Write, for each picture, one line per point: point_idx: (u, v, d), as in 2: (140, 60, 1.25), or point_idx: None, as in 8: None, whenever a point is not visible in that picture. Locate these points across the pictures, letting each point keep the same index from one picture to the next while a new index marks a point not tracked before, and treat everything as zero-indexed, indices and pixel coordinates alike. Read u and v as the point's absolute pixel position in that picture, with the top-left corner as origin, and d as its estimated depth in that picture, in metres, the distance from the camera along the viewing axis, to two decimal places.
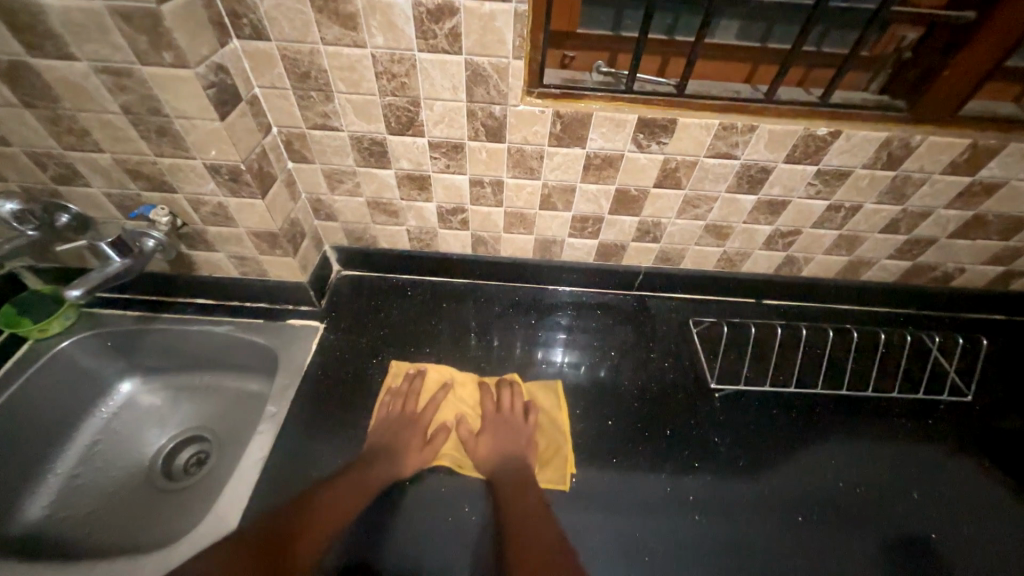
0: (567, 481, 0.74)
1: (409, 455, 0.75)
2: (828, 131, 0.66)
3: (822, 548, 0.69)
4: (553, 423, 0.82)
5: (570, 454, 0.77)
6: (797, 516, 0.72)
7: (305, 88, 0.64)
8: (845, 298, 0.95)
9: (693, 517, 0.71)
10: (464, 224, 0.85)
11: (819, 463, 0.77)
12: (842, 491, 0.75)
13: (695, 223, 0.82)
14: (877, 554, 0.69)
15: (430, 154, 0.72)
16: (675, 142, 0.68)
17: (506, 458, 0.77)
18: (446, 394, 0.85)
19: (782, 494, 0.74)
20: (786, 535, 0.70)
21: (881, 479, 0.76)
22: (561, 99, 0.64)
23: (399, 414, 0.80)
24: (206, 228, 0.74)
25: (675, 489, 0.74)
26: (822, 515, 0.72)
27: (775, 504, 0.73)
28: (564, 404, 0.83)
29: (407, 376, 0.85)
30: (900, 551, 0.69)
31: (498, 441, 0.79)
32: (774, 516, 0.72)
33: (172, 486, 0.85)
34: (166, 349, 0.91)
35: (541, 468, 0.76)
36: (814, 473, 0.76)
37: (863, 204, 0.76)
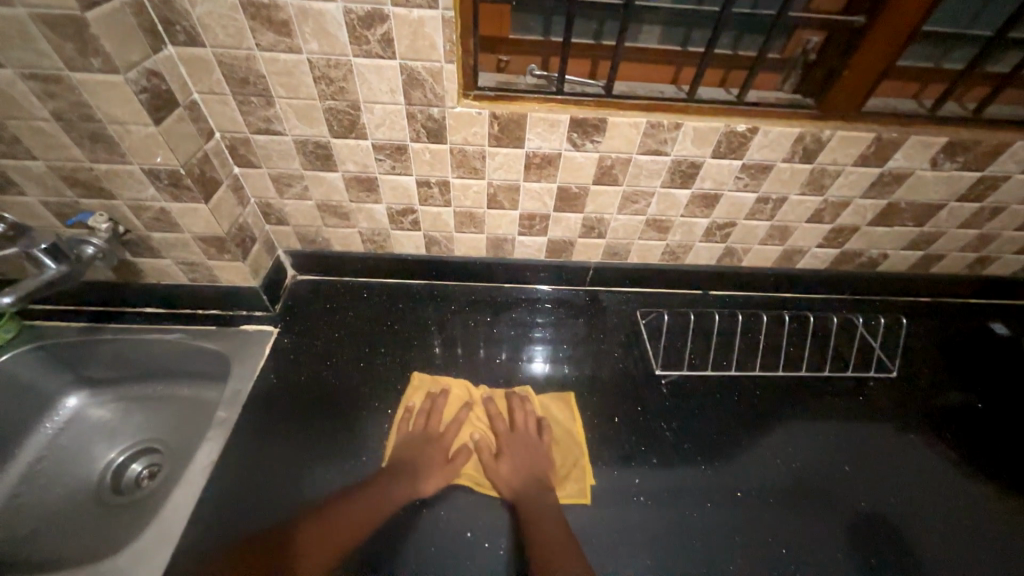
0: (587, 493, 0.74)
1: (426, 475, 0.74)
2: (747, 127, 0.71)
3: (796, 523, 0.74)
4: (570, 437, 0.81)
5: (587, 466, 0.77)
6: (763, 480, 0.78)
7: (245, 93, 0.65)
8: (785, 286, 1.01)
9: (677, 491, 0.75)
10: (415, 224, 0.87)
11: (781, 433, 0.83)
12: (775, 468, 0.79)
13: (636, 218, 0.86)
14: (839, 524, 0.74)
15: (375, 156, 0.74)
16: (608, 141, 0.72)
17: (528, 477, 0.76)
18: (462, 416, 0.84)
19: (725, 477, 0.78)
20: (759, 506, 0.75)
21: (847, 456, 0.81)
22: (496, 100, 0.68)
23: (420, 432, 0.79)
24: (149, 235, 0.74)
25: (657, 512, 0.73)
26: (783, 499, 0.76)
27: (743, 468, 0.79)
28: (578, 416, 0.83)
29: (428, 395, 0.84)
30: (861, 525, 0.74)
31: (518, 460, 0.78)
32: (709, 493, 0.76)
33: (120, 501, 0.83)
34: (117, 360, 0.90)
35: (562, 483, 0.76)
36: (776, 440, 0.82)
37: (788, 195, 0.82)
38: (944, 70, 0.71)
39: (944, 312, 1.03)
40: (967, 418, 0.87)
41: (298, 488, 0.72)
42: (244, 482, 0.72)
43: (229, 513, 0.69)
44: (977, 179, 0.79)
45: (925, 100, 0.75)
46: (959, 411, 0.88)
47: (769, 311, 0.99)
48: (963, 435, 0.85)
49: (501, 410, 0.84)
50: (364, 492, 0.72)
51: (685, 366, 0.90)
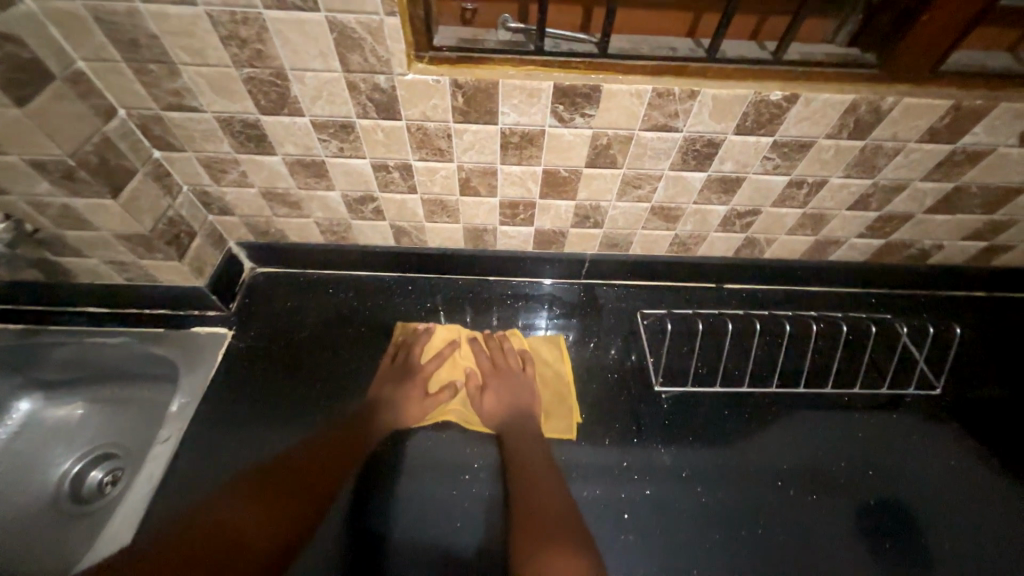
0: (574, 430, 0.73)
1: (408, 408, 0.73)
2: (783, 94, 0.55)
3: (809, 535, 0.66)
4: (557, 375, 0.79)
5: (575, 404, 0.76)
6: (777, 499, 0.68)
7: (140, 59, 0.52)
8: (813, 280, 0.86)
9: (676, 505, 0.67)
10: (378, 214, 0.75)
11: (799, 441, 0.73)
12: (791, 506, 0.68)
13: (639, 206, 0.72)
14: (860, 533, 0.66)
15: (317, 136, 0.61)
16: (603, 114, 0.57)
17: (516, 409, 0.74)
18: (447, 350, 0.81)
19: (731, 516, 0.67)
20: (770, 526, 0.67)
21: (877, 472, 0.71)
22: (458, 65, 0.53)
23: (402, 368, 0.77)
24: (62, 233, 0.63)
25: (649, 526, 0.66)
26: (793, 504, 0.68)
27: (754, 487, 0.69)
28: (566, 356, 0.81)
29: (412, 331, 0.82)
30: (888, 540, 0.66)
31: (505, 391, 0.76)
32: (711, 528, 0.66)
33: (77, 511, 0.78)
34: (65, 362, 0.82)
35: (547, 418, 0.74)
36: (793, 449, 0.72)
37: (828, 178, 0.66)
38: None
39: (1003, 309, 0.88)
40: (1022, 436, 0.75)
41: (280, 441, 0.71)
42: (200, 487, 0.67)
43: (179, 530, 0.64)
44: None
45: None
46: (1012, 428, 0.75)
47: (795, 312, 0.85)
48: (1015, 458, 0.73)
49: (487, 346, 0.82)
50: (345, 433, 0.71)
51: (690, 377, 0.78)
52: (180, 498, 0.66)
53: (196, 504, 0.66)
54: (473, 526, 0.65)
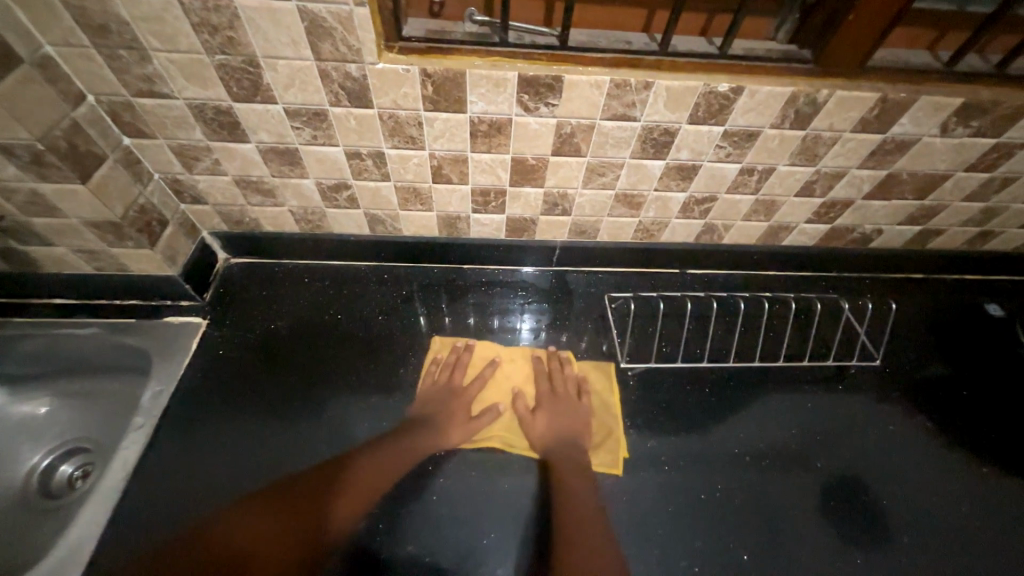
0: (619, 464, 0.72)
1: (450, 430, 0.73)
2: (730, 86, 0.59)
3: (764, 503, 0.71)
4: (606, 405, 0.78)
5: (622, 438, 0.75)
6: (736, 467, 0.73)
7: (110, 45, 0.53)
8: (769, 264, 0.92)
9: (642, 475, 0.71)
10: (352, 201, 0.76)
11: (758, 416, 0.78)
12: (754, 494, 0.71)
13: (604, 193, 0.76)
14: (811, 499, 0.71)
15: (290, 123, 0.62)
16: (566, 104, 0.61)
17: (563, 437, 0.74)
18: (493, 370, 0.82)
19: (693, 501, 0.70)
20: (729, 492, 0.71)
21: (823, 440, 0.77)
22: (427, 54, 0.55)
23: (445, 385, 0.78)
24: (29, 220, 0.63)
25: (616, 493, 0.70)
26: (750, 472, 0.73)
27: (714, 457, 0.74)
28: (615, 387, 0.80)
29: (454, 350, 0.82)
30: (836, 506, 0.71)
31: (555, 420, 0.76)
32: (672, 513, 0.69)
33: (47, 504, 0.78)
34: (31, 355, 0.81)
35: (594, 449, 0.74)
36: (751, 423, 0.78)
37: (776, 166, 0.71)
38: (969, 14, 0.60)
39: (939, 289, 0.96)
40: (952, 402, 0.82)
41: (272, 438, 0.72)
42: (178, 485, 0.67)
43: (158, 515, 0.65)
44: (991, 146, 0.69)
45: (942, 51, 0.64)
46: (943, 396, 0.83)
47: (751, 294, 0.91)
48: (946, 421, 0.80)
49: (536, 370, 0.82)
50: (381, 456, 0.70)
51: (654, 356, 0.83)
52: (157, 484, 0.67)
53: (204, 498, 0.67)
54: (447, 509, 0.67)
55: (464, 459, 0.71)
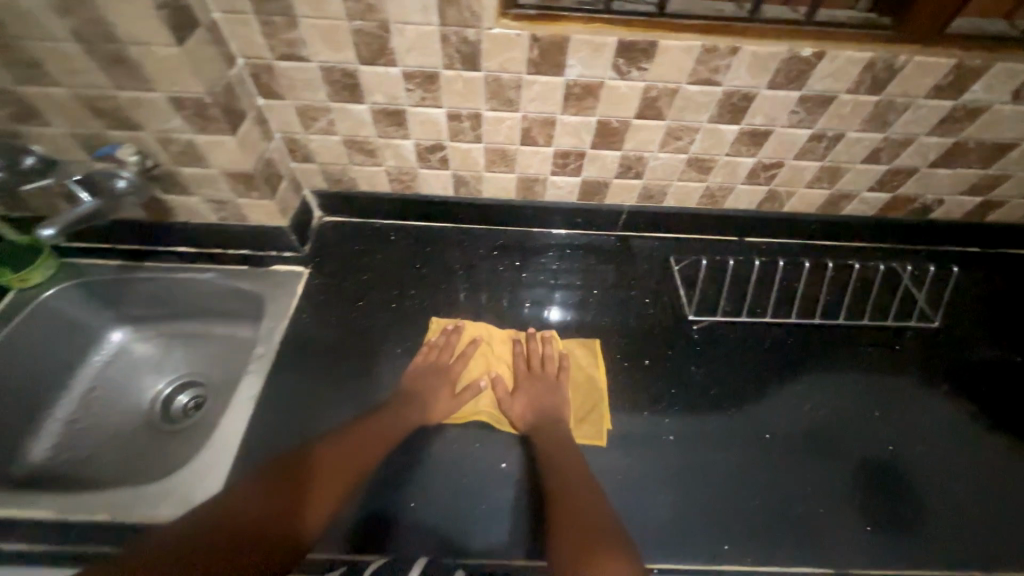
0: (602, 436, 0.75)
1: (434, 405, 0.74)
2: (812, 52, 0.64)
3: (813, 469, 0.74)
4: (591, 380, 0.81)
5: (606, 411, 0.78)
6: (793, 427, 0.78)
7: (267, 11, 0.61)
8: (826, 233, 0.96)
9: (703, 427, 0.77)
10: (443, 162, 0.84)
11: (819, 380, 0.83)
12: (813, 444, 0.76)
13: (677, 157, 0.81)
14: (860, 468, 0.74)
15: (404, 85, 0.70)
16: (656, 68, 0.67)
17: (548, 411, 0.76)
18: (478, 348, 0.84)
19: (752, 446, 0.76)
20: (782, 450, 0.75)
21: (878, 408, 0.80)
22: (537, 21, 0.62)
23: (429, 363, 0.80)
24: (176, 169, 0.72)
25: (672, 440, 0.75)
26: (805, 436, 0.77)
27: (772, 417, 0.78)
28: (601, 362, 0.83)
29: (444, 331, 0.84)
30: (883, 476, 0.74)
31: (535, 395, 0.78)
32: (732, 454, 0.74)
33: (169, 428, 0.87)
34: (153, 298, 0.90)
35: (578, 423, 0.77)
36: (813, 389, 0.82)
37: (846, 131, 0.75)
38: None
39: (995, 263, 0.98)
40: (1002, 372, 0.85)
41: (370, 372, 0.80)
42: (290, 415, 0.74)
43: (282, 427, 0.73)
44: None
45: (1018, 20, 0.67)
46: (994, 365, 0.86)
47: (812, 258, 0.95)
48: (996, 389, 0.83)
49: (519, 350, 0.84)
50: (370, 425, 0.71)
51: (718, 312, 0.89)
52: (281, 401, 0.75)
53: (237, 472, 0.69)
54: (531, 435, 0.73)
55: (451, 434, 0.74)
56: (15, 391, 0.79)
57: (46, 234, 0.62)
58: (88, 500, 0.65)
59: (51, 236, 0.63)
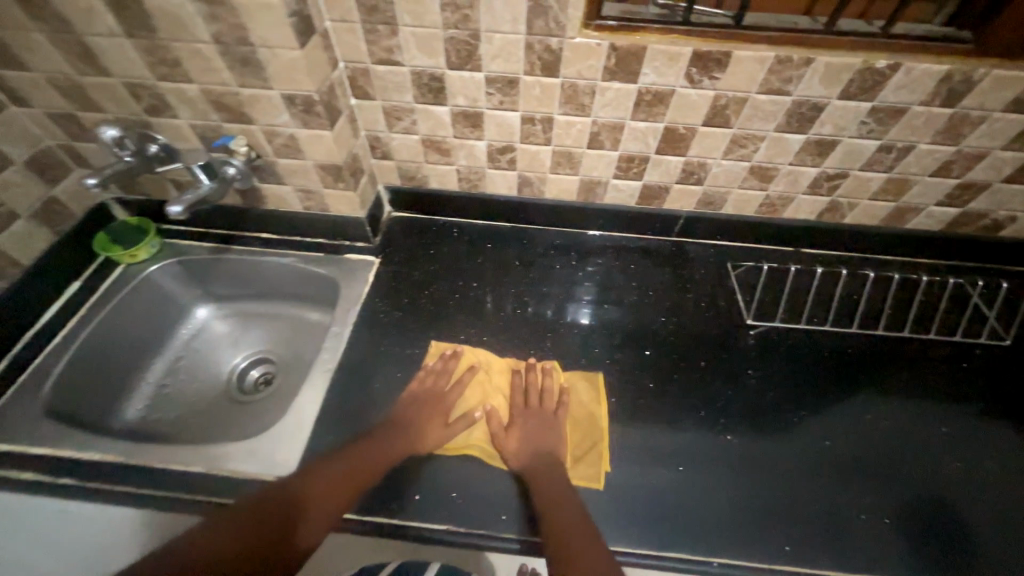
0: (601, 477, 0.72)
1: (428, 433, 0.73)
2: (886, 63, 0.66)
3: (859, 499, 0.71)
4: (591, 417, 0.79)
5: (604, 450, 0.74)
6: (841, 447, 0.76)
7: (373, 21, 0.68)
8: (888, 247, 0.95)
9: (748, 441, 0.76)
10: (511, 163, 0.89)
11: (871, 402, 0.81)
12: (876, 457, 0.75)
13: (740, 164, 0.83)
14: (905, 505, 0.71)
15: (486, 89, 0.75)
16: (728, 77, 0.70)
17: (543, 448, 0.73)
18: (475, 377, 0.83)
19: (813, 453, 0.75)
20: (827, 475, 0.73)
21: (931, 438, 0.77)
22: (618, 32, 0.66)
23: (424, 390, 0.79)
24: (276, 160, 0.79)
25: (714, 452, 0.75)
26: (850, 462, 0.75)
27: (818, 438, 0.77)
28: (602, 398, 0.80)
29: (442, 357, 0.83)
30: (930, 512, 0.71)
31: (531, 431, 0.76)
32: (769, 477, 0.73)
33: (243, 400, 0.92)
34: (237, 278, 0.97)
35: (575, 463, 0.74)
36: (865, 410, 0.80)
37: (916, 143, 0.76)
38: None
39: None
40: None
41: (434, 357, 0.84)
42: (362, 390, 0.79)
43: (355, 401, 0.78)
44: None
45: None
46: None
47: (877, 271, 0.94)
48: None
49: (518, 381, 0.82)
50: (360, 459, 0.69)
51: (777, 318, 0.90)
52: (355, 377, 0.81)
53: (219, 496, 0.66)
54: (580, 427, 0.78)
55: (443, 465, 0.72)
56: (118, 353, 0.86)
57: (176, 212, 0.69)
58: (183, 455, 0.69)
59: (179, 213, 0.69)
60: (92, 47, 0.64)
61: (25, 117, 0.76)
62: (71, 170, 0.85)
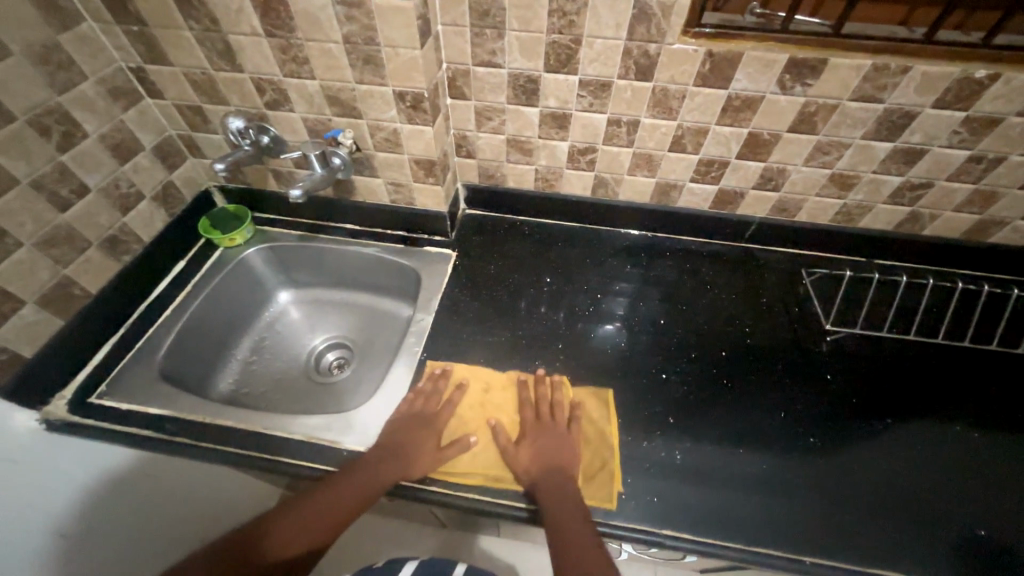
0: (614, 498, 0.68)
1: (430, 451, 0.70)
2: (986, 73, 0.67)
3: (914, 535, 0.67)
4: (601, 433, 0.76)
5: (617, 469, 0.71)
6: (906, 475, 0.72)
7: (482, 25, 0.73)
8: (970, 260, 0.93)
9: (809, 457, 0.74)
10: (590, 164, 0.92)
11: (936, 427, 0.77)
12: (970, 467, 0.73)
13: (821, 171, 0.84)
14: (960, 544, 0.66)
15: (577, 92, 0.79)
16: (820, 85, 0.72)
17: (553, 467, 0.70)
18: (465, 394, 0.80)
19: (871, 470, 0.73)
20: (887, 503, 0.70)
21: (991, 474, 0.72)
22: (715, 39, 0.69)
23: (421, 410, 0.76)
24: (375, 154, 0.85)
25: (773, 468, 0.73)
26: (899, 492, 0.71)
27: (879, 465, 0.73)
28: (613, 414, 0.77)
29: (431, 376, 0.81)
30: (983, 554, 0.65)
31: (541, 445, 0.72)
32: (812, 501, 0.70)
33: (321, 380, 0.96)
34: (318, 266, 1.03)
35: (589, 480, 0.70)
36: (930, 435, 0.76)
37: (1008, 154, 0.76)
38: None
39: None
40: None
41: (513, 347, 0.86)
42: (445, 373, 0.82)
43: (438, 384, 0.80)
44: None
45: None
46: None
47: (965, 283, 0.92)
48: None
49: (526, 396, 0.79)
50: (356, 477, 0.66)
51: (856, 325, 0.89)
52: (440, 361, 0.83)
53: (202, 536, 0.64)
54: (653, 423, 0.77)
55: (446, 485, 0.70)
56: (215, 330, 0.92)
57: (295, 196, 0.75)
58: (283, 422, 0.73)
59: (298, 196, 0.75)
60: (233, 45, 0.72)
61: (156, 109, 0.84)
62: (186, 158, 0.93)
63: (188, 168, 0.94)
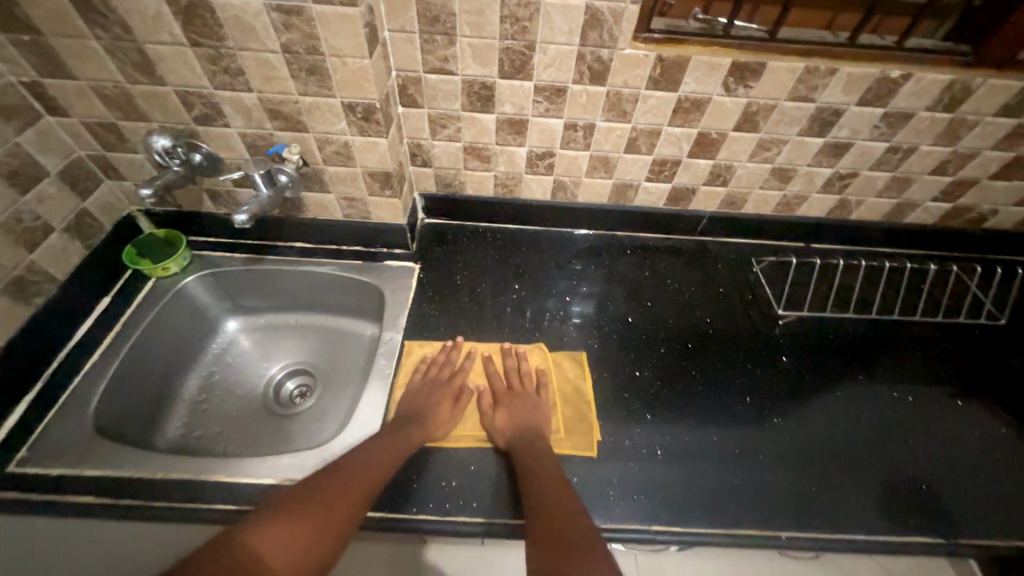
0: (593, 447, 0.74)
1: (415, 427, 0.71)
2: (900, 73, 0.73)
3: (862, 498, 0.73)
4: (578, 390, 0.81)
5: (595, 422, 0.77)
6: (856, 444, 0.79)
7: (432, 31, 0.71)
8: (890, 239, 1.03)
9: (773, 435, 0.79)
10: (549, 168, 0.92)
11: (875, 395, 0.85)
12: (905, 429, 0.81)
13: (763, 166, 0.90)
14: (901, 498, 0.73)
15: (534, 97, 0.79)
16: (760, 86, 0.76)
17: (534, 421, 0.74)
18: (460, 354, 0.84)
19: (825, 442, 0.78)
20: (840, 471, 0.75)
21: (922, 433, 0.80)
22: (663, 44, 0.71)
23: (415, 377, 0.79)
24: (325, 168, 0.80)
25: (743, 449, 0.77)
26: (850, 460, 0.77)
27: (833, 438, 0.79)
28: (586, 372, 0.83)
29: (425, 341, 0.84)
30: (919, 505, 0.73)
31: (524, 405, 0.76)
32: (777, 478, 0.74)
33: (282, 412, 0.89)
34: (268, 288, 0.95)
35: (568, 433, 0.76)
36: (870, 402, 0.84)
37: (919, 144, 0.84)
38: None
39: None
40: None
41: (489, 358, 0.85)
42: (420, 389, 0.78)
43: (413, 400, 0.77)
44: None
45: None
46: None
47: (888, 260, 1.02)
48: None
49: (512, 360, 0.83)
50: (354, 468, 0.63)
51: (805, 308, 0.96)
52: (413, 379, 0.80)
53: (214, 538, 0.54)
54: (632, 419, 0.78)
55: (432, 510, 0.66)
56: (154, 368, 0.83)
57: (239, 220, 0.68)
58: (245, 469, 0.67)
59: (242, 221, 0.69)
60: (151, 55, 0.64)
61: (60, 127, 0.74)
62: (103, 182, 0.82)
63: (105, 193, 0.83)
